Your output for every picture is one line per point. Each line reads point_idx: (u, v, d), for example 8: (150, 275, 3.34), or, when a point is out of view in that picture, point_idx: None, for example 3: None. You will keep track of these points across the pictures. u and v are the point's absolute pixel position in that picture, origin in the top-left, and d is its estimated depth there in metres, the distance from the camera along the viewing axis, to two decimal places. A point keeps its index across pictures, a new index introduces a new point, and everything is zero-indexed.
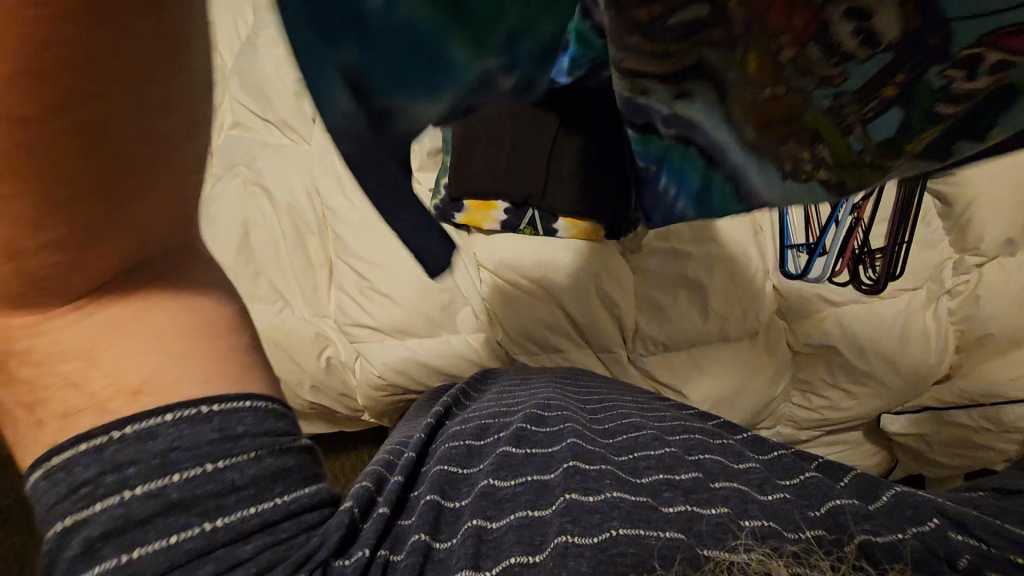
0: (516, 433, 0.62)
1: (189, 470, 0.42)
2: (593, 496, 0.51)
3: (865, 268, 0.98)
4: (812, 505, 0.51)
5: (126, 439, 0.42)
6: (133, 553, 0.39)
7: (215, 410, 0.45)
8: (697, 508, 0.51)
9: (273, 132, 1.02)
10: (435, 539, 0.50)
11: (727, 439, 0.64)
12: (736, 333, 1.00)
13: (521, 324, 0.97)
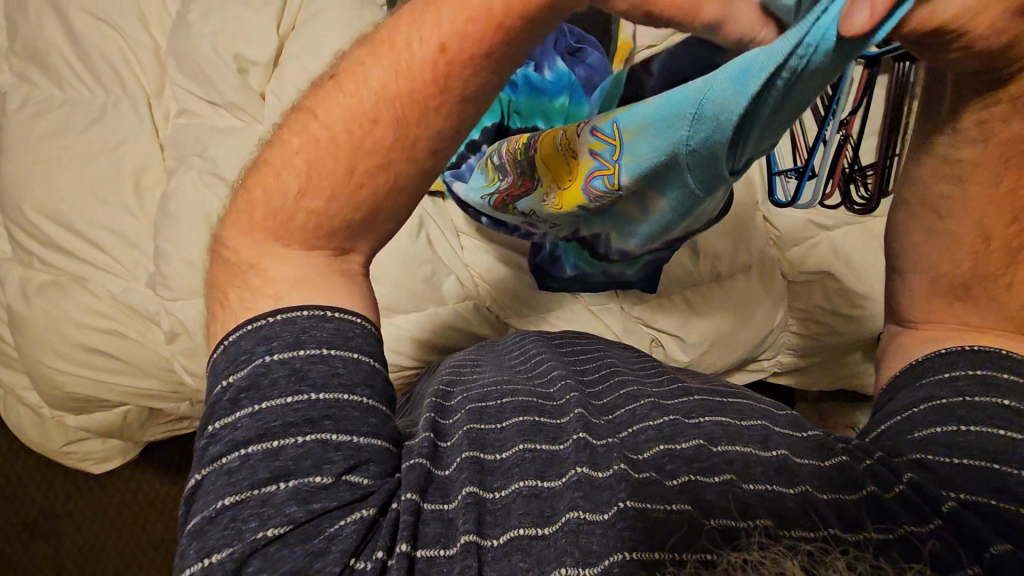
0: (522, 402, 0.55)
1: (309, 348, 0.44)
2: (604, 472, 0.47)
3: (857, 186, 0.96)
4: (819, 458, 0.51)
5: (275, 327, 0.45)
6: (263, 405, 0.42)
7: (339, 318, 0.47)
8: (701, 477, 0.47)
9: (222, 116, 0.91)
10: (424, 498, 0.44)
11: (728, 397, 0.61)
12: (729, 270, 0.97)
13: (505, 286, 0.95)
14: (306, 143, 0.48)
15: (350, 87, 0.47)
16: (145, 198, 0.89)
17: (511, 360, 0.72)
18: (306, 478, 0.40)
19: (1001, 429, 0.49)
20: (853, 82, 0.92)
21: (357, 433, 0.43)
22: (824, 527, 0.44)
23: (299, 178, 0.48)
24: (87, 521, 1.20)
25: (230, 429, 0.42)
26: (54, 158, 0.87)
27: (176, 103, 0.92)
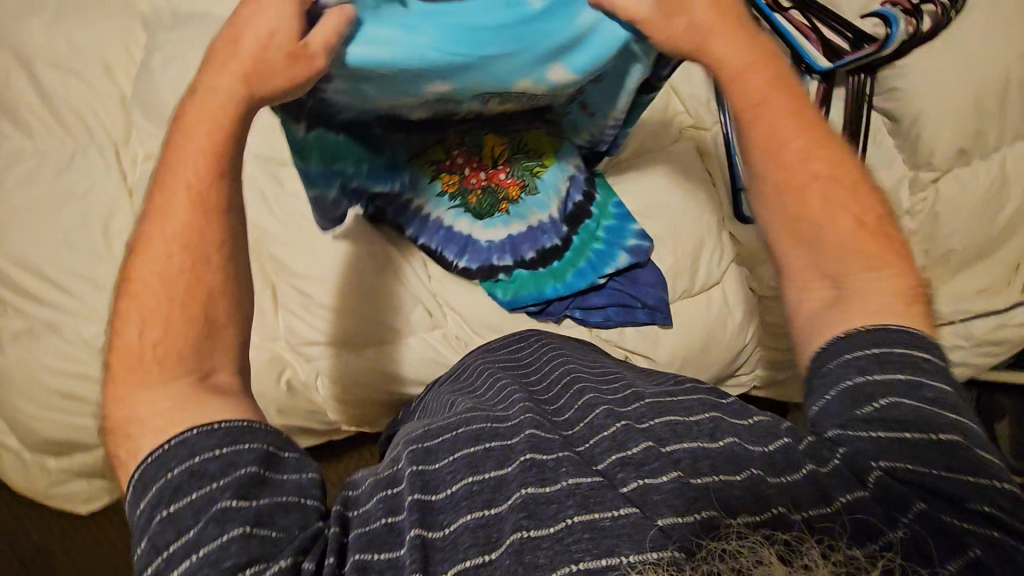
0: (472, 431, 0.55)
1: (204, 457, 0.46)
2: (549, 487, 0.48)
3: None
4: (763, 445, 0.51)
5: (168, 452, 0.47)
6: (172, 507, 0.45)
7: (228, 450, 0.47)
8: (651, 480, 0.48)
9: None
10: (378, 552, 0.46)
11: (679, 395, 0.60)
12: (696, 288, 0.97)
13: (472, 316, 0.94)
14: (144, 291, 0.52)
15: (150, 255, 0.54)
16: (113, 243, 0.90)
17: (478, 393, 0.72)
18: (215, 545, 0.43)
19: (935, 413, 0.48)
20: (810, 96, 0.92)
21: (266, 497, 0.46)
22: (766, 509, 0.44)
23: (145, 320, 0.52)
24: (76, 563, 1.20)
25: (146, 550, 0.44)
26: (27, 208, 0.89)
27: (142, 147, 0.92)
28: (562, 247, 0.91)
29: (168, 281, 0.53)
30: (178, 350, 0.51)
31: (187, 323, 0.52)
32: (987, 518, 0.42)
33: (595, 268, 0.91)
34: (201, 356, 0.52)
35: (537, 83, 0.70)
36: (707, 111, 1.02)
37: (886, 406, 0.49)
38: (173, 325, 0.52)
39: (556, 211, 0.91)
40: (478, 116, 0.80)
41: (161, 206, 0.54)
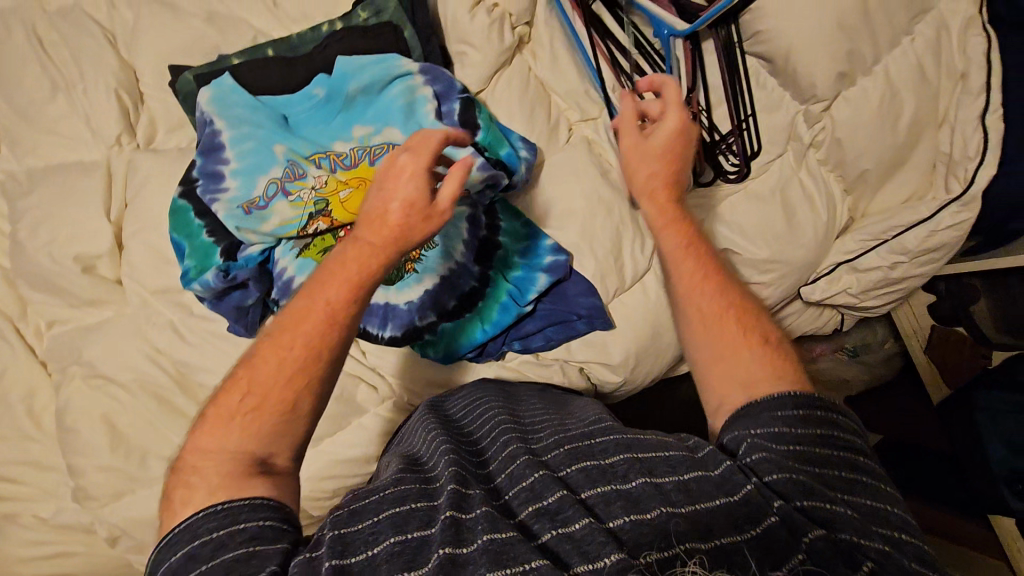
0: (399, 492, 0.57)
1: (203, 537, 0.49)
2: (467, 547, 0.49)
3: (722, 155, 0.92)
4: (689, 501, 0.51)
5: (178, 536, 0.50)
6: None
7: (239, 525, 0.50)
8: (563, 530, 0.50)
9: (87, 314, 0.89)
10: None
11: (596, 436, 0.62)
12: (629, 281, 0.94)
13: (416, 377, 0.92)
14: (274, 361, 0.58)
15: (271, 345, 0.59)
16: (43, 419, 0.88)
17: (409, 448, 0.72)
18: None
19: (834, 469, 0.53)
20: (681, 60, 0.90)
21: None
22: (671, 544, 0.47)
23: (265, 384, 0.57)
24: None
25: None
26: None
27: (41, 317, 0.90)
28: (480, 286, 0.89)
29: (284, 366, 0.58)
30: (266, 417, 0.57)
31: (271, 431, 0.57)
32: (885, 539, 0.48)
33: (518, 298, 0.89)
34: (271, 442, 0.57)
35: (350, 141, 0.85)
36: (591, 101, 0.98)
37: (799, 470, 0.52)
38: (264, 404, 0.57)
39: (461, 255, 0.89)
40: (330, 185, 0.82)
41: (291, 310, 0.60)
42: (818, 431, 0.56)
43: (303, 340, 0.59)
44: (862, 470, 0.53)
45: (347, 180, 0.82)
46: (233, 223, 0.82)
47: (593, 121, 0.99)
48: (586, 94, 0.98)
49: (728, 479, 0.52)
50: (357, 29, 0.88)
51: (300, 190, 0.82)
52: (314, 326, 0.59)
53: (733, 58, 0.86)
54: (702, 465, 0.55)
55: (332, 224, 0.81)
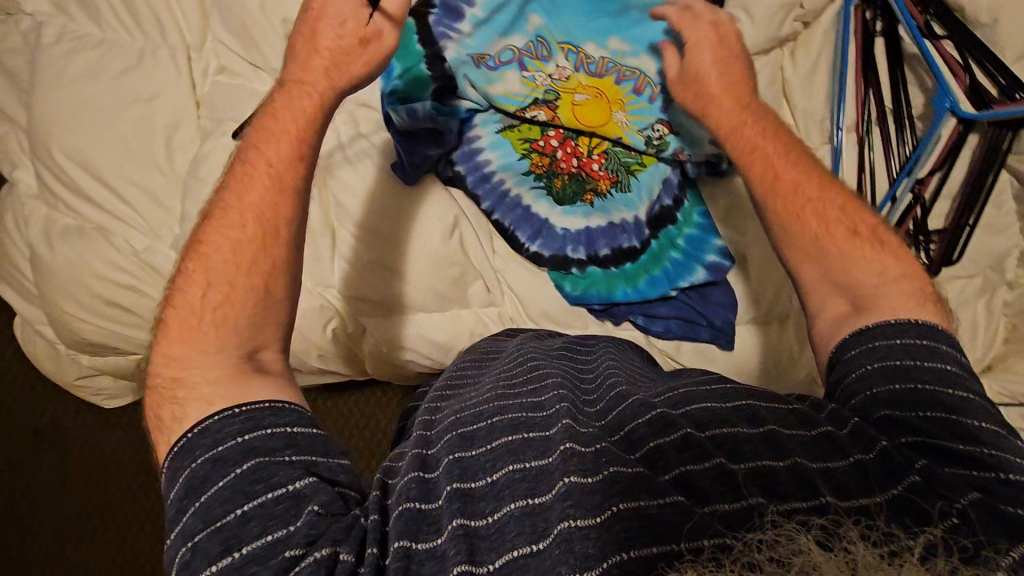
0: (510, 419, 0.54)
1: (227, 444, 0.45)
2: (594, 477, 0.45)
3: (916, 250, 0.88)
4: (811, 454, 0.47)
5: (195, 439, 0.45)
6: (202, 497, 0.42)
7: (267, 407, 0.48)
8: (694, 466, 0.47)
9: (264, 80, 0.86)
10: (413, 541, 0.44)
11: (703, 385, 0.59)
12: None
13: (531, 300, 0.88)
14: (233, 243, 0.55)
15: (221, 226, 0.56)
16: (176, 156, 0.85)
17: (507, 368, 0.68)
18: (257, 540, 0.41)
19: (924, 413, 0.48)
20: (940, 141, 0.83)
21: (290, 483, 0.43)
22: (817, 496, 0.43)
23: (224, 266, 0.54)
24: (88, 454, 1.24)
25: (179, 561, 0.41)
26: (90, 103, 0.84)
27: (216, 59, 0.86)
28: (639, 250, 0.87)
29: (206, 260, 0.55)
30: (238, 301, 0.53)
31: (250, 310, 0.54)
32: None
33: (669, 279, 0.87)
34: (254, 331, 0.54)
35: (602, 50, 0.80)
36: (819, 130, 0.93)
37: (887, 436, 0.48)
38: (235, 290, 0.54)
39: (642, 211, 0.86)
40: (568, 83, 0.80)
41: (237, 179, 0.58)
42: (900, 388, 0.50)
43: (262, 211, 0.57)
44: (945, 394, 0.49)
45: (585, 88, 0.80)
46: (459, 67, 0.78)
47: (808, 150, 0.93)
48: (819, 121, 0.92)
49: (830, 441, 0.48)
50: None
51: (535, 70, 0.80)
52: (247, 201, 0.57)
53: (990, 163, 0.82)
54: (796, 422, 0.51)
55: (550, 118, 0.81)
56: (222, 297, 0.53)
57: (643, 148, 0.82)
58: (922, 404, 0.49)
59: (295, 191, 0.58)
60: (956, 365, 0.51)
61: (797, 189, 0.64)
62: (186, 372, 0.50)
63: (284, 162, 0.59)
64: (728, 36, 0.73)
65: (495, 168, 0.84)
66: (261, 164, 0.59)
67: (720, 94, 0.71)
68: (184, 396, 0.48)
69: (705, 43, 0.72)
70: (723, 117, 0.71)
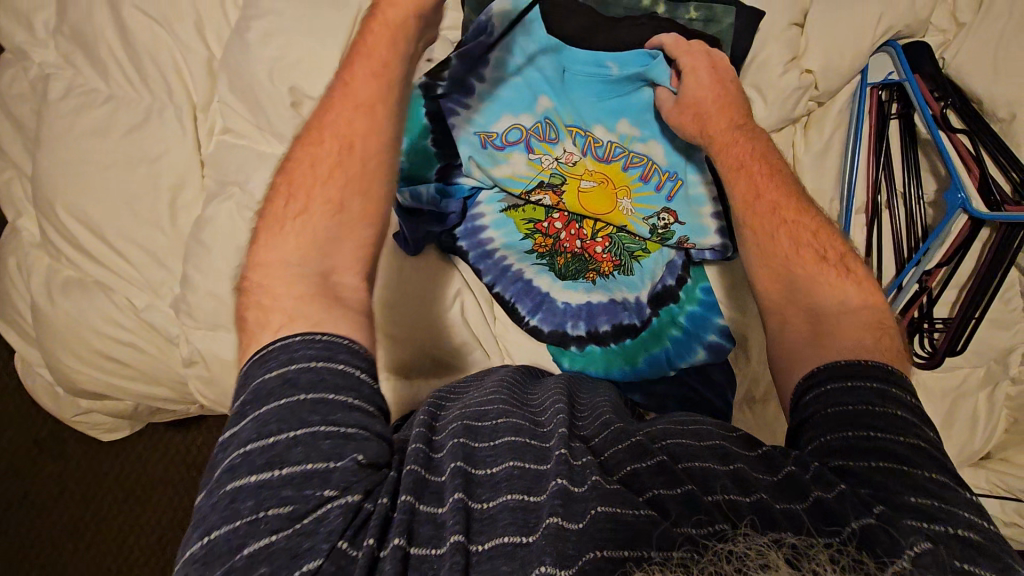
0: (514, 421, 0.55)
1: (299, 364, 0.47)
2: (580, 487, 0.47)
3: (920, 338, 0.87)
4: (794, 498, 0.46)
5: (273, 352, 0.48)
6: (263, 409, 0.45)
7: (324, 341, 0.49)
8: (663, 490, 0.47)
9: (269, 144, 0.85)
10: (420, 501, 0.46)
11: (686, 420, 0.59)
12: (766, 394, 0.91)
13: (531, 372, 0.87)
14: (329, 167, 0.59)
15: (308, 147, 0.60)
16: (180, 216, 0.85)
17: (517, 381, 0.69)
18: (297, 465, 0.43)
19: (878, 465, 0.46)
20: (950, 234, 0.82)
21: (344, 423, 0.45)
22: (777, 525, 0.43)
23: (315, 185, 0.58)
24: (84, 467, 1.25)
25: (228, 469, 0.43)
26: (98, 162, 0.84)
27: (222, 119, 0.85)
28: (639, 327, 0.86)
29: (298, 181, 0.58)
30: (320, 229, 0.56)
31: (326, 225, 0.56)
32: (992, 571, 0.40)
33: (670, 358, 0.86)
34: (328, 254, 0.56)
35: (611, 133, 0.80)
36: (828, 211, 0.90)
37: (844, 482, 0.46)
38: (316, 212, 0.57)
39: (644, 293, 0.86)
40: (576, 168, 0.79)
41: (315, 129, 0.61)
42: (851, 433, 0.48)
43: (340, 131, 0.60)
44: (897, 443, 0.47)
45: (592, 174, 0.79)
46: (467, 150, 0.78)
47: None
48: (829, 202, 0.89)
49: (792, 483, 0.47)
50: (679, 25, 0.78)
51: (542, 153, 0.79)
52: (341, 127, 0.60)
53: (1001, 260, 0.80)
54: (763, 467, 0.50)
55: (555, 201, 0.79)
56: (310, 221, 0.56)
57: (647, 236, 0.79)
58: (874, 453, 0.47)
59: (372, 120, 0.61)
60: (907, 410, 0.49)
61: (771, 212, 0.66)
62: (266, 282, 0.54)
63: (366, 93, 0.62)
64: (720, 60, 0.75)
65: (498, 246, 0.84)
66: (351, 93, 0.62)
67: (709, 103, 0.73)
68: (268, 306, 0.52)
69: (703, 68, 0.74)
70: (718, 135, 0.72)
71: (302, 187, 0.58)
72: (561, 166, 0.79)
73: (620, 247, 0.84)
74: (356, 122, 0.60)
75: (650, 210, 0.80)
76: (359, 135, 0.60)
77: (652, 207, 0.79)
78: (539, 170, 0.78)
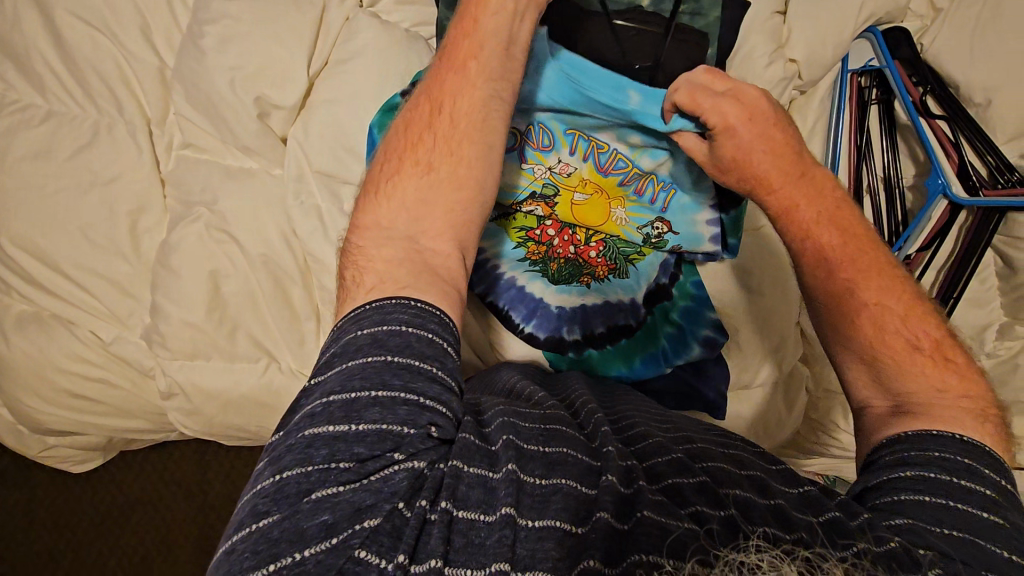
0: (559, 419, 0.57)
1: (392, 327, 0.49)
2: (631, 487, 0.49)
3: None
4: (813, 513, 0.50)
5: (368, 312, 0.50)
6: (349, 363, 0.46)
7: (424, 308, 0.51)
8: (708, 508, 0.48)
9: (237, 158, 0.80)
10: (478, 465, 0.46)
11: (730, 449, 0.60)
12: (757, 382, 0.93)
13: None
14: (429, 127, 0.61)
15: (407, 111, 0.64)
16: (142, 241, 0.79)
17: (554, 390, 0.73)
18: (374, 424, 0.44)
19: (951, 532, 0.46)
20: (931, 220, 0.83)
21: (424, 394, 0.46)
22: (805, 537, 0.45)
23: (419, 143, 0.61)
24: (54, 493, 1.18)
25: (305, 415, 0.45)
26: (43, 187, 0.77)
27: (182, 133, 0.79)
28: (635, 328, 0.86)
29: (406, 138, 0.61)
30: (420, 190, 0.59)
31: (421, 191, 0.59)
32: None
33: (666, 356, 0.86)
34: (424, 216, 0.58)
35: (623, 142, 0.74)
36: None
37: (900, 535, 0.47)
38: (409, 169, 0.60)
39: (639, 295, 0.85)
40: (571, 178, 0.77)
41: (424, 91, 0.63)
42: (930, 499, 0.49)
43: (434, 95, 0.62)
44: (976, 516, 0.48)
45: (587, 186, 0.77)
46: None
47: None
48: None
49: (836, 526, 0.48)
50: (663, 20, 0.76)
51: (538, 163, 0.76)
52: (449, 87, 0.62)
53: (979, 243, 0.82)
54: (803, 506, 0.51)
55: (548, 212, 0.79)
56: (410, 182, 0.59)
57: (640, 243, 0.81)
58: (947, 519, 0.47)
59: (468, 78, 0.62)
60: (989, 487, 0.50)
61: (850, 293, 0.63)
62: (366, 241, 0.58)
63: (474, 58, 0.63)
64: (757, 106, 0.67)
65: (490, 256, 0.82)
66: (462, 56, 0.63)
67: (762, 159, 0.67)
68: (364, 264, 0.56)
69: (741, 122, 0.65)
70: (781, 196, 0.67)
71: (412, 141, 0.61)
72: (557, 176, 0.76)
73: (614, 251, 0.83)
74: (464, 88, 0.62)
75: (647, 218, 0.79)
76: (460, 100, 0.62)
77: (649, 215, 0.79)
78: (536, 179, 0.76)
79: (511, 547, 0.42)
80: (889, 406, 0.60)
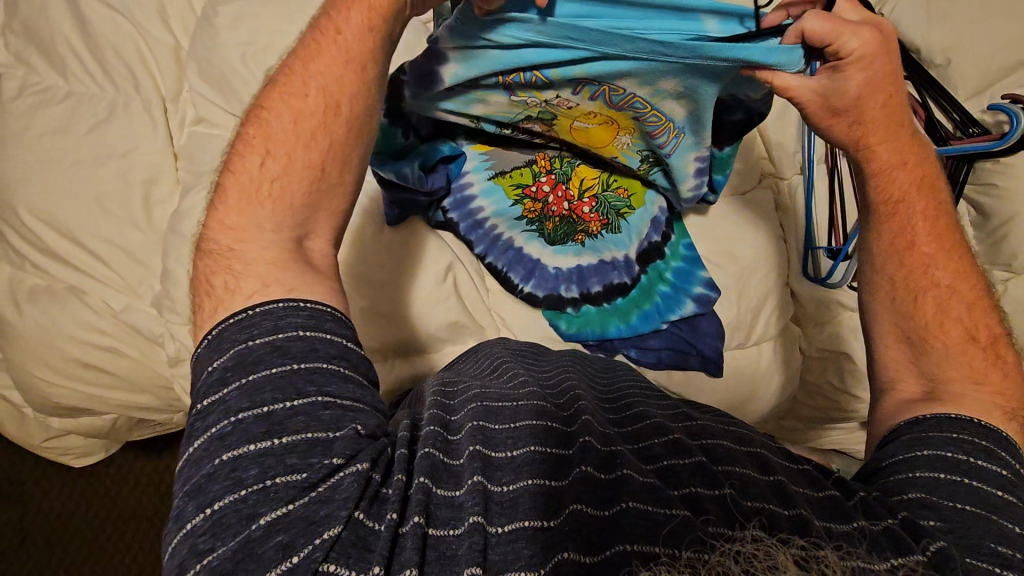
0: (533, 406, 0.57)
1: (289, 332, 0.48)
2: (610, 474, 0.50)
3: None
4: (813, 488, 0.53)
5: (255, 319, 0.49)
6: (251, 377, 0.46)
7: (312, 308, 0.51)
8: (702, 489, 0.49)
9: None
10: (439, 485, 0.47)
11: (731, 428, 0.61)
12: (751, 341, 0.95)
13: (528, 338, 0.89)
14: (313, 115, 0.56)
15: (287, 96, 0.57)
16: (154, 211, 0.82)
17: (538, 368, 0.72)
18: (298, 433, 0.44)
19: (964, 507, 0.49)
20: None
21: (341, 396, 0.47)
22: (802, 515, 0.48)
23: (290, 140, 0.56)
24: (48, 509, 1.16)
25: (216, 439, 0.44)
26: (59, 160, 0.80)
27: (194, 109, 0.83)
28: (631, 285, 0.89)
29: (281, 137, 0.56)
30: (288, 194, 0.55)
31: (304, 193, 0.56)
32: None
33: (661, 313, 0.89)
34: (305, 217, 0.56)
35: (646, 88, 0.64)
36: (791, 163, 0.99)
37: (908, 509, 0.50)
38: (292, 167, 0.55)
39: (632, 251, 0.89)
40: (570, 110, 0.71)
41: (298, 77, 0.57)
42: (945, 477, 0.52)
43: (324, 85, 0.56)
44: (991, 494, 0.50)
45: (592, 116, 0.71)
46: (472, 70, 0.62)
47: (782, 180, 1.01)
48: (791, 154, 0.98)
49: (835, 504, 0.51)
50: None
51: (527, 97, 0.68)
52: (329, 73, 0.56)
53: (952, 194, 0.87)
54: (804, 482, 0.54)
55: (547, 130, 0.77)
56: (278, 186, 0.55)
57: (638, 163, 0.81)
58: (960, 494, 0.50)
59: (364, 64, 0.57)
60: (1006, 468, 0.53)
61: (925, 270, 0.64)
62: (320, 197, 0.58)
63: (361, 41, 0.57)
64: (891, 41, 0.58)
65: (489, 215, 0.86)
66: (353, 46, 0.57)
67: (881, 102, 0.60)
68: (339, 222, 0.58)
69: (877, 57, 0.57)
70: (883, 152, 0.64)
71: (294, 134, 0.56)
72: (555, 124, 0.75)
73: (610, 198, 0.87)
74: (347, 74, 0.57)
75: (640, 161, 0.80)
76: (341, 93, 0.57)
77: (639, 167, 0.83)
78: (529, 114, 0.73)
79: (482, 552, 0.42)
80: (898, 339, 0.65)
